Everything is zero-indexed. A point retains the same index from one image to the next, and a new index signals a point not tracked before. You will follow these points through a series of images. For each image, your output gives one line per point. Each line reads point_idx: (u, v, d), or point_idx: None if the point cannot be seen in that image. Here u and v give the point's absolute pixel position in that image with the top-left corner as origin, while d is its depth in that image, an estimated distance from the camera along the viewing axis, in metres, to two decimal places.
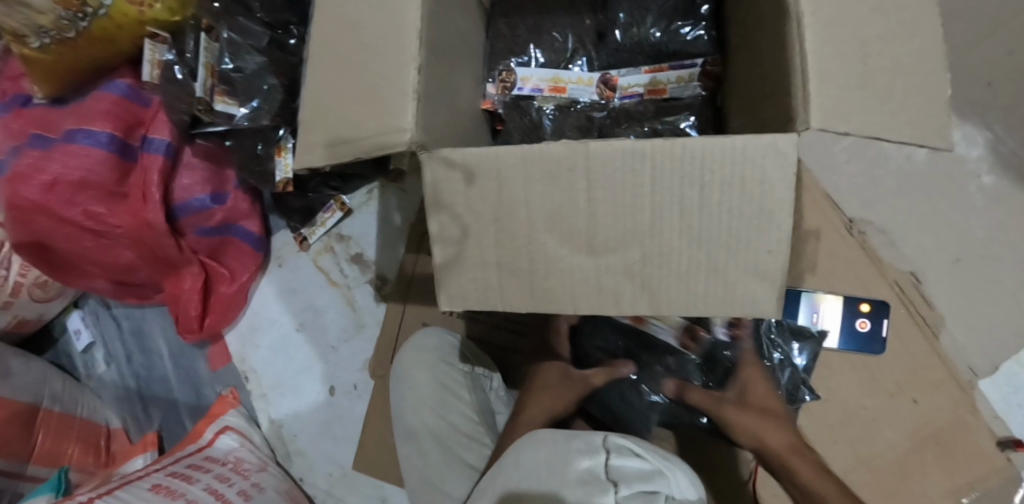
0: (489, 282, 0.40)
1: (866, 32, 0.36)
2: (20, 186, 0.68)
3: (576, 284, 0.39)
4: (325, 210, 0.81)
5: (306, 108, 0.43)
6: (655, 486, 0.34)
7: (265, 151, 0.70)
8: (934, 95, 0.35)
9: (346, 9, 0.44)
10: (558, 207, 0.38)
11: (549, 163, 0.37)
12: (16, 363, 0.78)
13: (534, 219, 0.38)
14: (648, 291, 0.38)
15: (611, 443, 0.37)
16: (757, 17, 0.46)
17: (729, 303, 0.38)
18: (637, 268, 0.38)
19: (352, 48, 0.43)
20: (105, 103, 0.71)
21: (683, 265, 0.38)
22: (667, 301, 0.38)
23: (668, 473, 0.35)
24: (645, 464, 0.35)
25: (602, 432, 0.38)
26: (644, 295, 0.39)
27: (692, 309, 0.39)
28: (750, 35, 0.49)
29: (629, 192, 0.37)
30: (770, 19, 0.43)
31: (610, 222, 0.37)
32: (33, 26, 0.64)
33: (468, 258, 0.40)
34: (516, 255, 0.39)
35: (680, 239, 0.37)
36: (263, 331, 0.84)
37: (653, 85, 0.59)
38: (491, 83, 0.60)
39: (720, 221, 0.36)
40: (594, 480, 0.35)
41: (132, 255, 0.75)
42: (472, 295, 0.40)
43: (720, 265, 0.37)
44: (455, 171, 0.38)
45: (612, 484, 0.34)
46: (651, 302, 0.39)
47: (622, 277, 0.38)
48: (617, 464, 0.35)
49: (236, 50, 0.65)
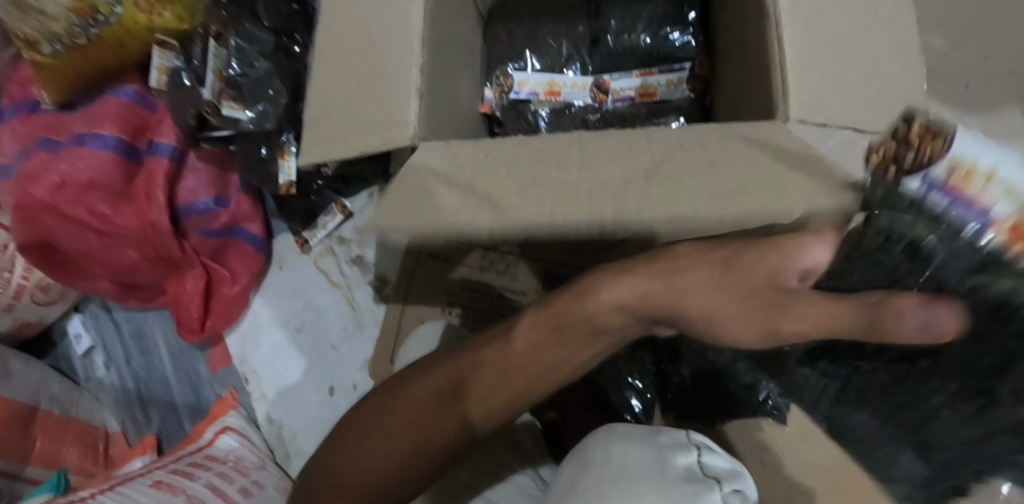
0: (481, 208, 0.39)
1: (843, 30, 0.38)
2: (29, 185, 0.70)
3: (577, 211, 0.37)
4: (327, 213, 0.83)
5: (312, 104, 0.45)
6: (744, 486, 0.41)
7: (269, 154, 0.72)
8: (908, 87, 0.37)
9: (351, 13, 0.46)
10: (552, 159, 0.40)
11: (542, 143, 0.41)
12: (17, 364, 0.79)
13: (524, 168, 0.40)
14: (664, 204, 0.36)
15: (696, 441, 0.44)
16: (740, 23, 0.49)
17: (764, 208, 0.35)
18: (641, 189, 0.37)
19: (356, 49, 0.45)
20: (113, 107, 0.73)
21: (698, 188, 0.36)
22: (689, 211, 0.35)
23: (745, 473, 0.42)
24: (731, 462, 0.42)
25: (684, 430, 0.45)
26: (661, 207, 0.36)
27: (714, 216, 0.35)
28: (733, 39, 0.51)
29: (619, 150, 0.39)
30: (752, 22, 0.45)
31: (606, 166, 0.38)
32: (46, 33, 0.67)
33: (459, 199, 0.40)
34: (508, 190, 0.39)
35: (691, 165, 0.37)
36: (265, 332, 0.85)
37: (644, 89, 0.61)
38: (490, 86, 0.62)
39: (727, 150, 0.37)
40: (697, 478, 0.40)
41: (136, 256, 0.77)
42: (461, 222, 0.39)
43: (742, 184, 0.36)
44: (453, 150, 0.42)
45: (717, 481, 0.40)
46: (668, 211, 0.35)
47: (628, 199, 0.37)
48: (709, 462, 0.42)
49: (244, 56, 0.67)
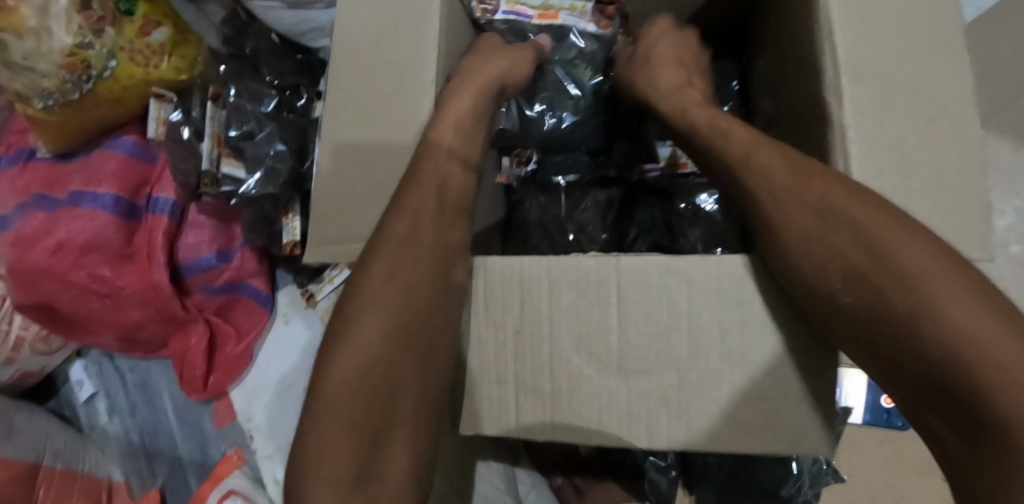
0: (502, 343, 0.40)
1: (909, 145, 0.36)
2: (26, 249, 0.67)
3: (596, 376, 0.38)
4: (334, 267, 0.78)
5: (315, 198, 0.41)
6: None
7: (273, 214, 0.68)
8: (976, 204, 0.35)
9: (365, 95, 0.42)
10: (586, 322, 0.38)
11: (578, 276, 0.38)
12: (19, 419, 0.76)
13: (559, 333, 0.39)
14: (679, 367, 0.37)
15: None
16: (797, 106, 0.45)
17: (772, 372, 0.36)
18: (678, 356, 0.37)
19: (369, 136, 0.41)
20: (112, 162, 0.70)
21: (716, 359, 0.37)
22: (702, 380, 0.37)
23: None
24: None
25: None
26: (676, 371, 0.37)
27: (727, 378, 0.37)
28: (791, 123, 0.47)
29: (661, 308, 0.37)
30: (818, 115, 0.41)
31: (642, 339, 0.38)
32: (37, 88, 0.63)
33: (477, 309, 0.40)
34: (533, 347, 0.39)
35: (720, 346, 0.37)
36: (271, 390, 0.83)
37: (673, 160, 0.57)
38: (507, 157, 0.59)
39: (762, 322, 0.36)
40: None
41: (139, 315, 0.72)
42: (489, 342, 0.40)
43: (763, 370, 0.36)
44: (476, 283, 0.40)
45: None
46: (679, 372, 0.37)
47: (662, 364, 0.38)
48: None
49: (242, 115, 0.64)
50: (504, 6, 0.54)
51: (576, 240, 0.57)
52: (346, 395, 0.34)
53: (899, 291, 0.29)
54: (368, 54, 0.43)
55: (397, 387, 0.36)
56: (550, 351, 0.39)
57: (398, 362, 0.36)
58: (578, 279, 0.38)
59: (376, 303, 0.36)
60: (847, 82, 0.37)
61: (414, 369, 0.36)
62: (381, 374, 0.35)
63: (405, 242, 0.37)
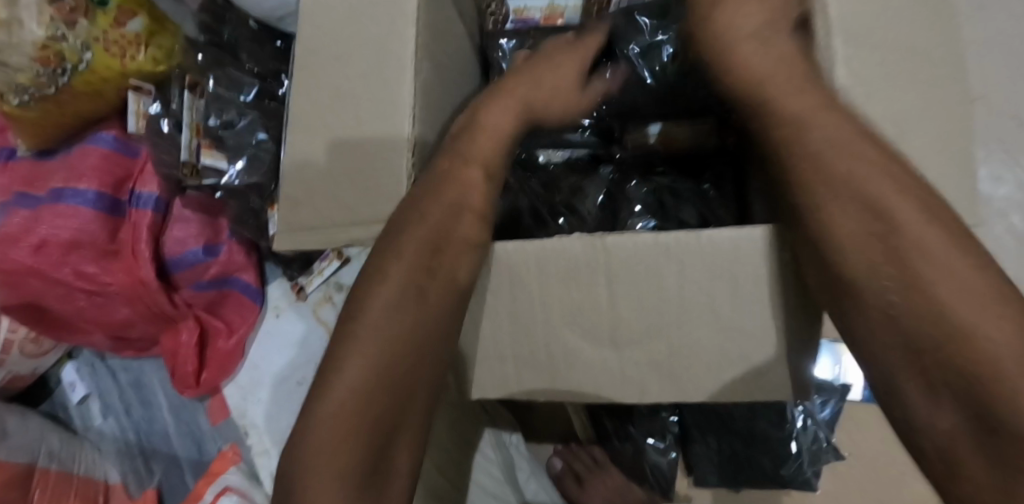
0: (499, 324, 0.39)
1: (901, 108, 0.35)
2: (8, 249, 0.66)
3: (592, 352, 0.38)
4: (323, 259, 0.78)
5: (289, 184, 0.40)
6: None
7: (260, 205, 0.67)
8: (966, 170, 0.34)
9: (337, 78, 0.41)
10: (577, 304, 0.37)
11: (566, 260, 0.36)
12: (12, 422, 0.75)
13: (551, 315, 0.38)
14: (673, 340, 0.37)
15: None
16: None
17: (762, 342, 0.36)
18: (672, 333, 0.37)
19: (343, 122, 0.40)
20: (94, 157, 0.69)
21: (707, 333, 0.36)
22: (693, 353, 0.37)
23: None
24: None
25: None
26: (669, 345, 0.37)
27: (719, 350, 0.36)
28: None
29: (652, 287, 0.36)
30: None
31: (634, 317, 0.37)
32: (13, 84, 0.62)
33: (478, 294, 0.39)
34: (531, 327, 0.38)
35: (710, 319, 0.36)
36: (266, 385, 0.81)
37: (665, 137, 0.55)
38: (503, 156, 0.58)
39: (755, 297, 0.35)
40: None
41: (128, 312, 0.71)
42: (487, 325, 0.39)
43: (755, 342, 0.36)
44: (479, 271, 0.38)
45: None
46: (670, 344, 0.37)
47: (659, 341, 0.37)
48: None
49: (221, 104, 0.63)
50: (512, 16, 0.59)
51: (567, 223, 0.55)
52: (349, 391, 0.33)
53: (930, 267, 0.27)
54: (338, 35, 0.41)
55: (391, 367, 0.34)
56: (547, 332, 0.38)
57: (391, 350, 0.34)
58: (573, 258, 0.36)
59: (370, 290, 0.35)
60: (843, 44, 0.35)
61: (407, 351, 0.34)
62: (381, 356, 0.34)
63: (392, 229, 0.36)
